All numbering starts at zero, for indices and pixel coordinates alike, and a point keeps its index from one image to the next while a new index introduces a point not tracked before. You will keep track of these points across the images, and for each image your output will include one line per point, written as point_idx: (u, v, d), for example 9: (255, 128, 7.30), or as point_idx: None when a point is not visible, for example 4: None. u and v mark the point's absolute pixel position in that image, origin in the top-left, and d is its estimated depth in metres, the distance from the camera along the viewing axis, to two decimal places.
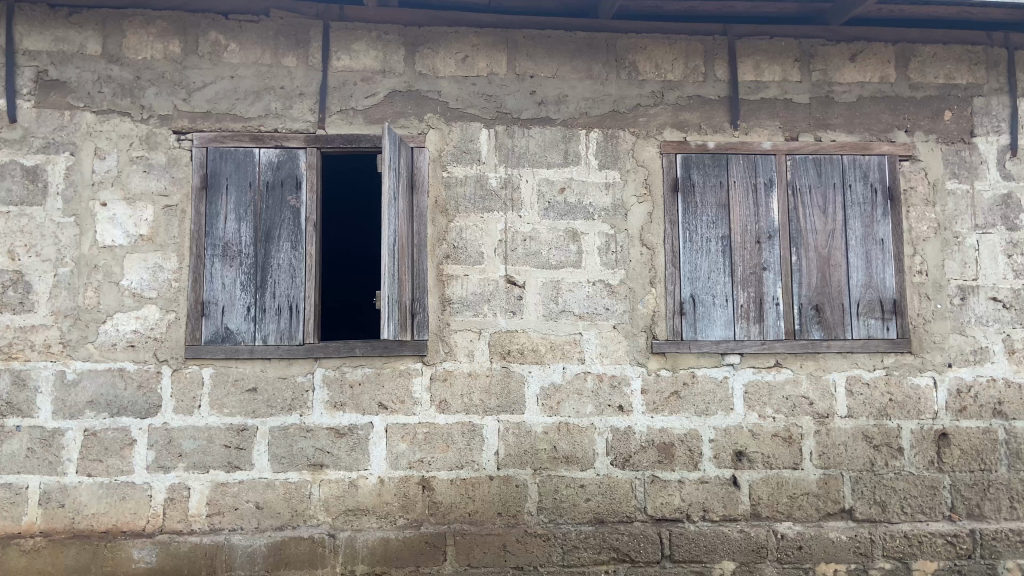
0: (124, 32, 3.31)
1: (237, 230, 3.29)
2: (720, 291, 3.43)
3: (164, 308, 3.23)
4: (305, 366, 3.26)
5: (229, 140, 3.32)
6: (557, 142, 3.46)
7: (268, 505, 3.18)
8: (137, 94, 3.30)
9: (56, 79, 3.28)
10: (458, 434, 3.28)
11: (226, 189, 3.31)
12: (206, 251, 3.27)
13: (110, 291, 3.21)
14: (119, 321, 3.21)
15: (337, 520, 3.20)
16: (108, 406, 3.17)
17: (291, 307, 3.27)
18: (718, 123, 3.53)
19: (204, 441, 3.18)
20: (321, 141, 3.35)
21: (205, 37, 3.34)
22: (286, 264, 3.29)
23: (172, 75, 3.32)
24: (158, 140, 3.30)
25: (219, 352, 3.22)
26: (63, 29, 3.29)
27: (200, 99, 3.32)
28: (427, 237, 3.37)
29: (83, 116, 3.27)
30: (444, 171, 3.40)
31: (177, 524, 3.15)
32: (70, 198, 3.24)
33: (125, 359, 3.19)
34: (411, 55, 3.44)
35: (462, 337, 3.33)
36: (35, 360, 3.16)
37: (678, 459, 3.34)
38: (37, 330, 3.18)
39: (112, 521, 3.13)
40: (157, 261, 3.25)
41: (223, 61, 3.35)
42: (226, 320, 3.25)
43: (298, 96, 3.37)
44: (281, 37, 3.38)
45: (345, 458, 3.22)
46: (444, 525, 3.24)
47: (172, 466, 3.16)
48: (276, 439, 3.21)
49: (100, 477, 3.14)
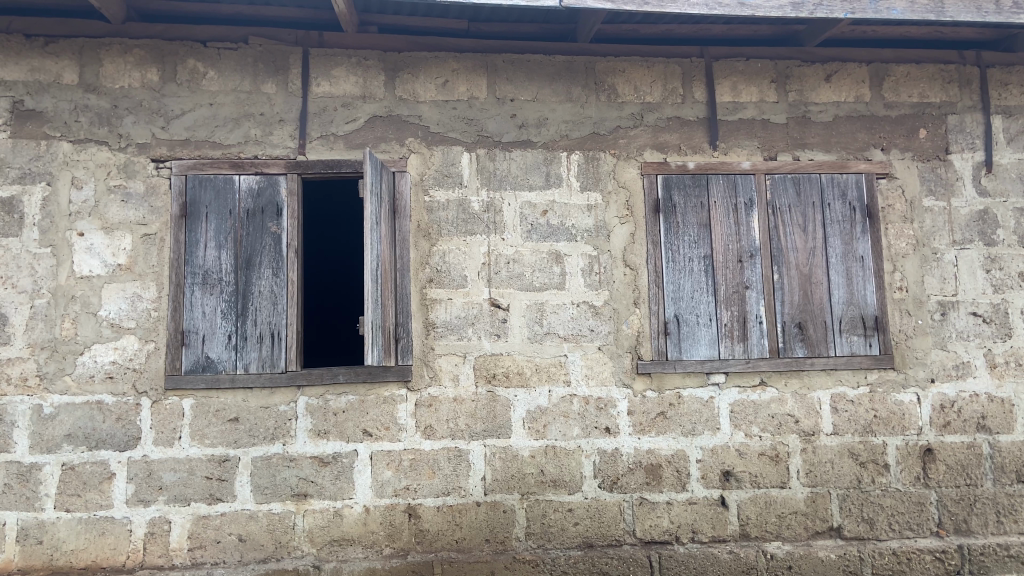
0: (101, 61, 3.29)
1: (218, 258, 3.26)
2: (704, 310, 3.44)
3: (142, 338, 3.18)
4: (288, 395, 3.22)
5: (208, 168, 3.30)
6: (539, 164, 3.46)
7: (251, 538, 3.12)
8: (115, 122, 3.28)
9: (32, 109, 3.25)
10: (444, 459, 3.25)
11: (206, 216, 3.28)
12: (186, 279, 3.23)
13: (88, 322, 3.16)
14: (97, 352, 3.15)
15: (323, 551, 3.14)
16: (86, 439, 3.11)
17: (273, 334, 3.24)
18: (698, 143, 3.56)
19: (185, 473, 3.13)
20: (301, 167, 3.34)
21: (183, 65, 3.33)
22: (268, 291, 3.26)
23: (149, 103, 3.30)
24: (135, 168, 3.27)
25: (200, 381, 3.18)
26: (39, 59, 3.27)
27: (179, 127, 3.31)
28: (410, 261, 3.35)
29: (60, 146, 3.24)
30: (426, 195, 3.40)
31: (158, 559, 3.08)
32: (47, 227, 3.19)
33: (104, 392, 3.14)
34: (391, 80, 3.44)
35: (447, 362, 3.31)
36: (11, 393, 3.10)
37: (665, 480, 3.32)
38: (12, 363, 3.12)
39: (91, 557, 3.05)
40: (136, 291, 3.20)
41: (202, 89, 3.33)
42: (208, 349, 3.21)
43: (278, 122, 3.36)
44: (260, 64, 3.38)
45: (329, 487, 3.18)
46: (431, 553, 3.19)
47: (152, 499, 3.10)
48: (259, 469, 3.16)
49: (78, 512, 3.07)
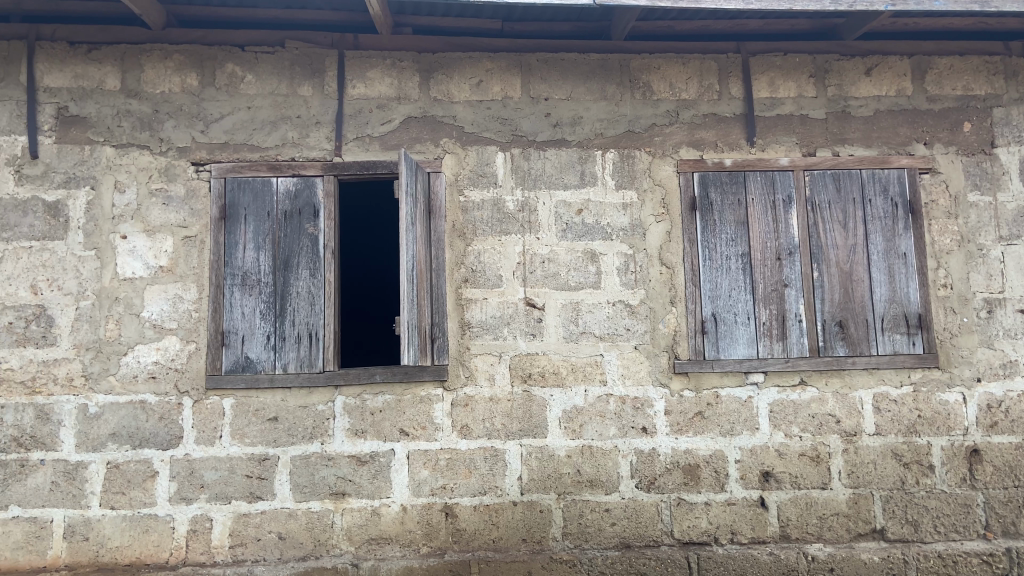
0: (142, 66, 3.35)
1: (256, 259, 3.30)
2: (742, 308, 3.40)
3: (184, 338, 3.24)
4: (326, 395, 3.25)
5: (247, 171, 3.34)
6: (573, 163, 3.45)
7: (291, 535, 3.16)
8: (157, 127, 3.33)
9: (76, 114, 3.32)
10: (480, 459, 3.25)
11: (244, 218, 3.32)
12: (226, 280, 3.28)
13: (131, 323, 3.22)
14: (140, 352, 3.21)
15: (361, 549, 3.17)
16: (130, 437, 3.17)
17: (311, 334, 3.27)
18: (735, 140, 3.52)
19: (226, 471, 3.17)
20: (337, 169, 3.37)
21: (222, 69, 3.38)
22: (305, 292, 3.30)
23: (189, 107, 3.35)
24: (176, 172, 3.33)
25: (240, 381, 3.22)
26: (83, 65, 3.34)
27: (218, 130, 3.36)
28: (445, 261, 3.36)
29: (104, 150, 3.31)
30: (461, 195, 3.41)
31: (200, 556, 3.12)
32: (91, 231, 3.26)
33: (147, 391, 3.20)
34: (425, 81, 3.46)
35: (482, 361, 3.31)
36: (58, 394, 3.17)
37: (703, 481, 3.29)
38: (59, 364, 3.19)
39: (135, 554, 3.11)
40: (177, 292, 3.26)
41: (241, 92, 3.38)
42: (247, 349, 3.25)
43: (314, 124, 3.39)
44: (296, 67, 3.41)
45: (367, 486, 3.20)
46: (468, 553, 3.20)
47: (195, 497, 3.15)
48: (298, 468, 3.19)
49: (123, 510, 3.13)
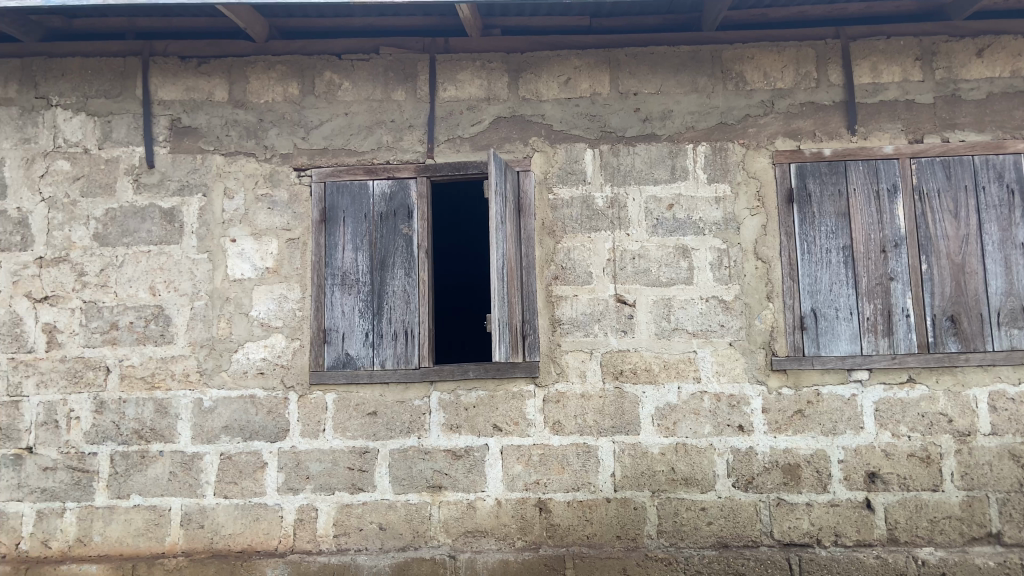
0: (247, 78, 3.51)
1: (354, 259, 3.43)
2: (844, 303, 3.28)
3: (289, 336, 3.39)
4: (421, 390, 3.34)
5: (344, 175, 3.47)
6: (664, 158, 3.42)
7: (391, 526, 3.26)
8: (261, 135, 3.49)
9: (188, 126, 3.49)
10: (573, 455, 3.27)
11: (343, 220, 3.45)
12: (326, 280, 3.42)
13: (241, 322, 3.39)
14: (249, 349, 3.37)
15: (458, 541, 3.24)
16: (241, 430, 3.31)
17: (407, 332, 3.38)
18: (834, 129, 3.40)
19: (329, 463, 3.30)
20: (430, 171, 3.45)
21: (321, 77, 3.51)
22: (401, 291, 3.40)
23: (291, 115, 3.50)
24: (280, 177, 3.48)
25: (341, 376, 3.35)
26: (193, 78, 3.50)
27: (317, 137, 3.50)
28: (535, 259, 3.39)
29: (214, 159, 3.47)
30: (551, 193, 3.43)
31: (306, 544, 3.25)
32: (203, 235, 3.43)
33: (256, 386, 3.35)
34: (514, 80, 3.50)
35: (574, 358, 3.32)
36: (175, 388, 3.33)
37: (805, 481, 3.20)
38: (176, 360, 3.35)
39: (247, 541, 3.24)
40: (282, 292, 3.42)
41: (338, 99, 3.51)
42: (347, 346, 3.38)
43: (408, 128, 3.49)
44: (390, 73, 3.52)
45: (462, 480, 3.27)
46: (562, 548, 3.22)
47: (301, 488, 3.28)
48: (396, 461, 3.30)
49: (235, 498, 3.26)
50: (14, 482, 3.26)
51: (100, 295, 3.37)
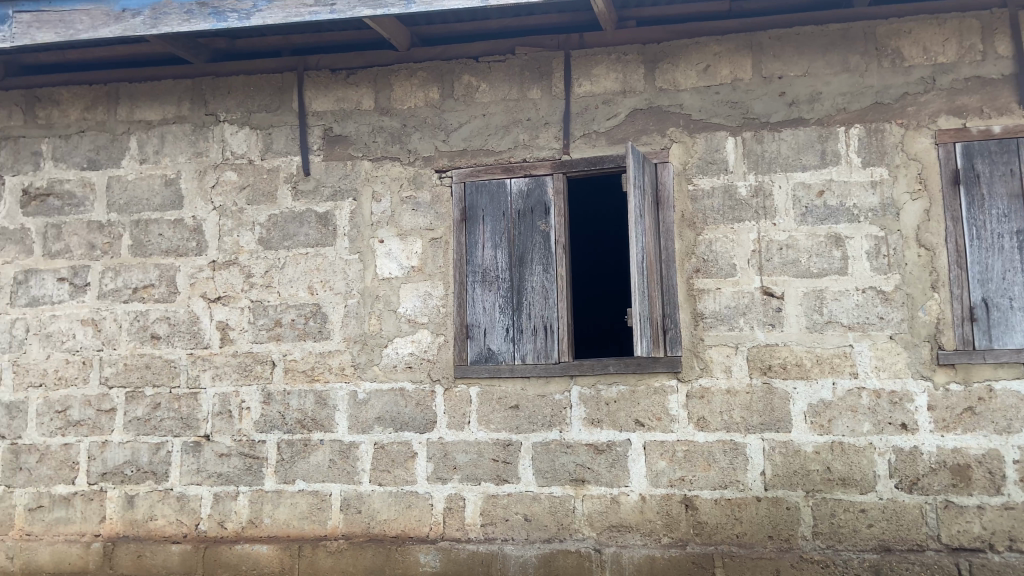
0: (391, 85, 3.66)
1: (494, 256, 3.51)
2: (1020, 292, 3.02)
3: (434, 331, 3.52)
4: (562, 385, 3.37)
5: (483, 174, 3.56)
6: (812, 143, 3.26)
7: (536, 518, 3.32)
8: (405, 140, 3.63)
9: (339, 134, 3.66)
10: (719, 452, 3.19)
11: (483, 219, 3.54)
12: (468, 278, 3.53)
13: (390, 318, 3.55)
14: (398, 344, 3.53)
15: (602, 535, 3.25)
16: (393, 421, 3.47)
17: (546, 327, 3.43)
18: (1004, 104, 3.13)
19: (475, 454, 3.40)
20: (567, 167, 3.48)
21: (460, 81, 3.62)
22: (540, 286, 3.46)
23: (432, 119, 3.62)
24: (423, 179, 3.60)
25: (483, 371, 3.44)
26: (342, 89, 3.68)
27: (457, 138, 3.59)
28: (675, 252, 3.33)
29: (362, 164, 3.64)
30: (690, 184, 3.35)
31: (455, 532, 3.36)
32: (355, 237, 3.61)
33: (405, 379, 3.50)
34: (651, 71, 3.45)
35: (718, 353, 3.24)
36: (332, 381, 3.52)
37: (976, 482, 2.98)
38: (333, 355, 3.54)
39: (401, 527, 3.39)
40: (427, 289, 3.55)
41: (476, 101, 3.60)
42: (489, 341, 3.47)
43: (544, 125, 3.53)
44: (526, 72, 3.57)
45: (605, 474, 3.28)
46: (710, 546, 3.15)
47: (449, 477, 3.40)
48: (539, 454, 3.35)
49: (389, 486, 3.42)
50: (194, 467, 3.47)
51: (265, 294, 3.60)
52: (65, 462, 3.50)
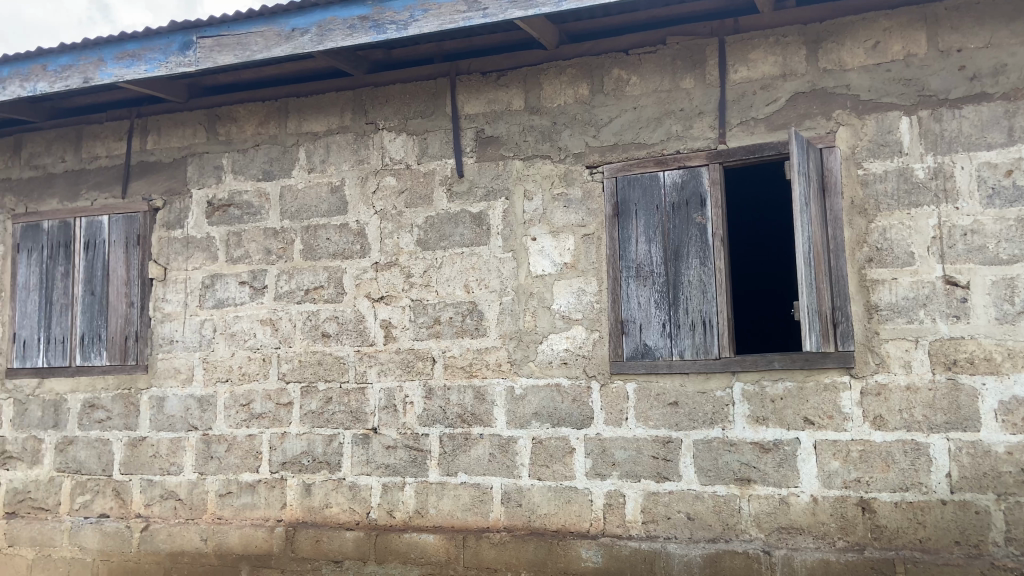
0: (541, 84, 3.69)
1: (648, 251, 3.46)
2: None
3: (589, 327, 3.51)
4: (723, 381, 3.28)
5: (635, 168, 3.51)
6: (998, 119, 3.02)
7: (699, 517, 3.25)
8: (556, 137, 3.65)
9: (491, 135, 3.74)
10: (899, 452, 3.01)
11: (636, 213, 3.50)
12: (622, 273, 3.49)
13: (545, 315, 3.58)
14: (553, 340, 3.55)
15: (771, 536, 3.14)
16: (550, 416, 3.50)
17: (705, 322, 3.34)
18: None
19: (634, 451, 3.37)
20: (723, 156, 3.38)
21: (609, 75, 3.60)
22: (697, 280, 3.37)
23: (582, 115, 3.62)
24: (574, 176, 3.61)
25: (640, 367, 3.41)
26: (493, 91, 3.76)
27: (608, 133, 3.58)
28: (844, 241, 3.15)
29: (513, 164, 3.69)
30: (860, 168, 3.16)
31: (616, 528, 3.35)
32: (508, 235, 3.67)
33: (561, 375, 3.52)
34: (813, 53, 3.29)
35: (895, 348, 3.05)
36: (490, 376, 3.60)
37: None
38: (490, 351, 3.62)
39: (561, 522, 3.42)
40: (580, 286, 3.54)
41: (627, 95, 3.56)
42: (645, 337, 3.42)
43: (698, 115, 3.44)
44: (678, 61, 3.50)
45: (773, 474, 3.16)
46: (891, 551, 2.98)
47: (608, 473, 3.39)
48: (701, 452, 3.27)
49: (548, 481, 3.46)
50: (363, 458, 3.65)
51: (425, 293, 3.73)
52: (249, 452, 3.74)
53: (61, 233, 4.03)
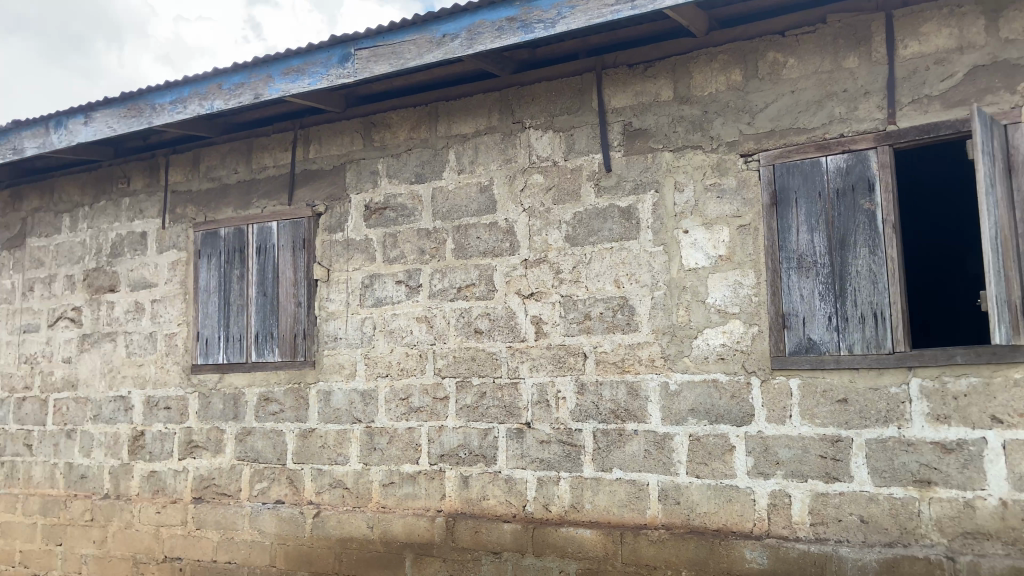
0: (691, 73, 3.60)
1: (811, 240, 3.31)
2: None
3: (747, 322, 3.39)
4: (898, 377, 3.09)
5: (795, 154, 3.37)
6: None
7: (874, 520, 3.08)
8: (707, 126, 3.55)
9: (639, 127, 3.68)
10: None
11: (796, 201, 3.35)
12: (782, 264, 3.36)
13: (699, 310, 3.48)
14: (709, 335, 3.45)
15: (956, 543, 2.95)
16: (707, 413, 3.41)
17: (876, 314, 3.16)
18: None
19: (799, 450, 3.23)
20: (894, 137, 3.18)
21: (764, 59, 3.46)
22: (866, 270, 3.19)
23: (736, 102, 3.50)
24: (728, 166, 3.49)
25: (804, 362, 3.26)
26: (641, 83, 3.70)
27: (764, 119, 3.44)
28: None
29: (663, 155, 3.61)
30: None
31: (782, 529, 3.23)
32: (659, 229, 3.59)
33: (718, 371, 3.41)
34: (994, 22, 3.06)
35: None
36: (643, 372, 3.54)
37: None
38: (642, 347, 3.56)
39: (722, 521, 3.33)
40: (737, 279, 3.43)
41: (784, 78, 3.42)
42: (809, 331, 3.28)
43: (864, 95, 3.25)
44: (841, 39, 3.32)
45: (957, 476, 2.96)
46: None
47: (772, 473, 3.27)
48: (875, 452, 3.10)
49: (707, 479, 3.38)
50: (518, 452, 3.71)
51: (574, 289, 3.72)
52: (409, 444, 3.89)
53: (235, 239, 4.31)
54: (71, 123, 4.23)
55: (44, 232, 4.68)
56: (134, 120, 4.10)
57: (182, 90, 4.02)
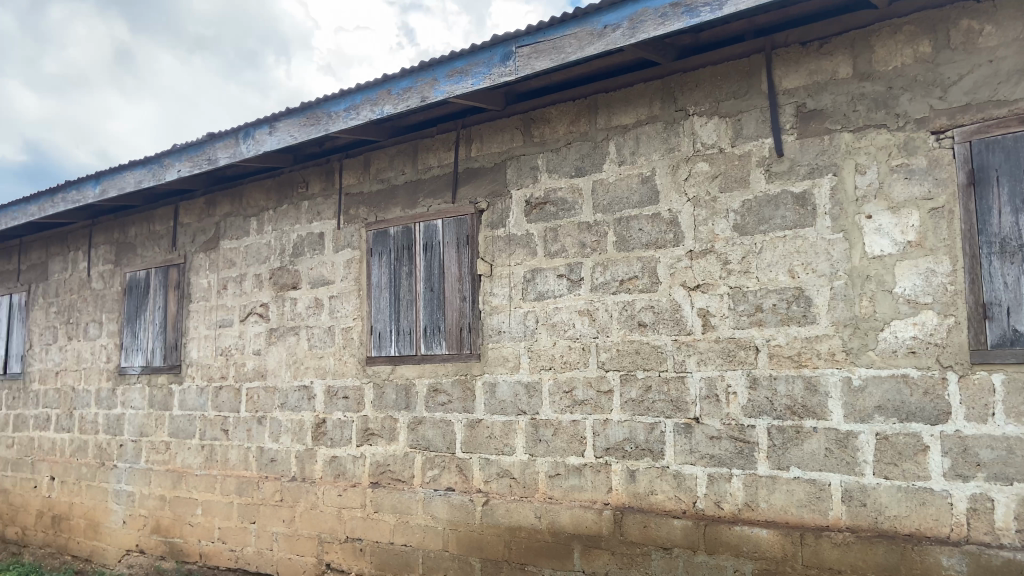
0: (872, 47, 3.37)
1: (1016, 223, 3.02)
2: None
3: (942, 312, 3.13)
4: None
5: (996, 129, 3.09)
6: None
7: None
8: (892, 103, 3.31)
9: (813, 109, 3.49)
10: None
11: (997, 180, 3.08)
12: (981, 250, 3.08)
13: (885, 300, 3.25)
14: (897, 327, 3.21)
15: None
16: (897, 411, 3.18)
17: None
18: None
19: (1005, 451, 2.96)
20: None
21: (956, 27, 3.20)
22: None
23: (924, 76, 3.25)
24: (916, 144, 3.24)
25: (1011, 356, 2.98)
26: (816, 61, 3.50)
27: (958, 93, 3.18)
28: None
29: (841, 137, 3.40)
30: None
31: (984, 536, 2.98)
32: (838, 214, 3.38)
33: (908, 365, 3.18)
34: None
35: None
36: (823, 366, 3.35)
37: None
38: (821, 340, 3.37)
39: (914, 525, 3.11)
40: (929, 266, 3.17)
41: (980, 47, 3.15)
42: (1015, 321, 2.99)
43: None
44: None
45: None
46: None
47: (973, 475, 3.01)
48: None
49: (897, 481, 3.15)
50: (687, 447, 3.61)
51: (744, 280, 3.57)
52: (574, 436, 3.89)
53: (404, 237, 4.51)
54: (258, 134, 4.53)
55: (235, 235, 5.11)
56: (313, 128, 4.36)
57: (354, 98, 4.22)
